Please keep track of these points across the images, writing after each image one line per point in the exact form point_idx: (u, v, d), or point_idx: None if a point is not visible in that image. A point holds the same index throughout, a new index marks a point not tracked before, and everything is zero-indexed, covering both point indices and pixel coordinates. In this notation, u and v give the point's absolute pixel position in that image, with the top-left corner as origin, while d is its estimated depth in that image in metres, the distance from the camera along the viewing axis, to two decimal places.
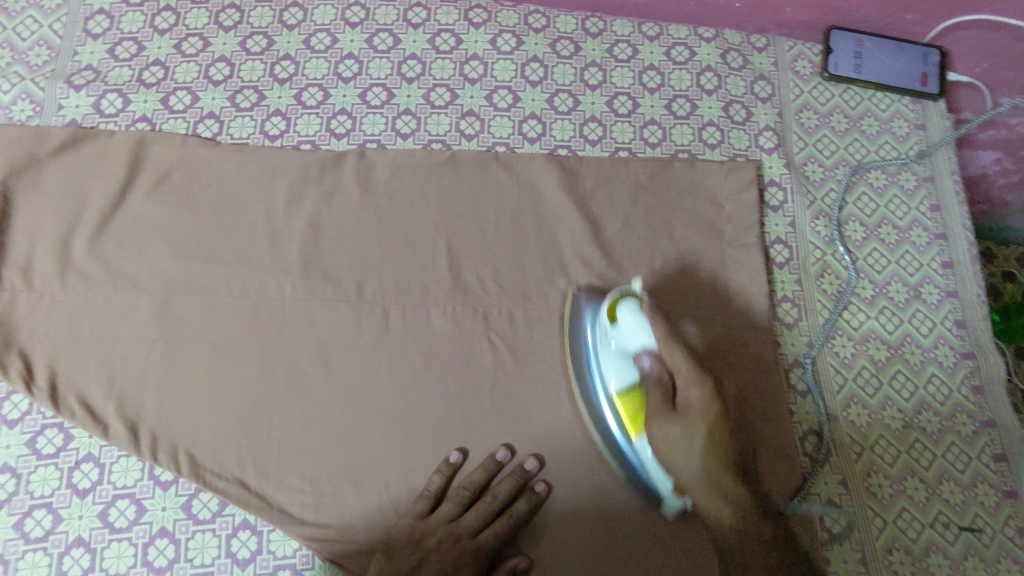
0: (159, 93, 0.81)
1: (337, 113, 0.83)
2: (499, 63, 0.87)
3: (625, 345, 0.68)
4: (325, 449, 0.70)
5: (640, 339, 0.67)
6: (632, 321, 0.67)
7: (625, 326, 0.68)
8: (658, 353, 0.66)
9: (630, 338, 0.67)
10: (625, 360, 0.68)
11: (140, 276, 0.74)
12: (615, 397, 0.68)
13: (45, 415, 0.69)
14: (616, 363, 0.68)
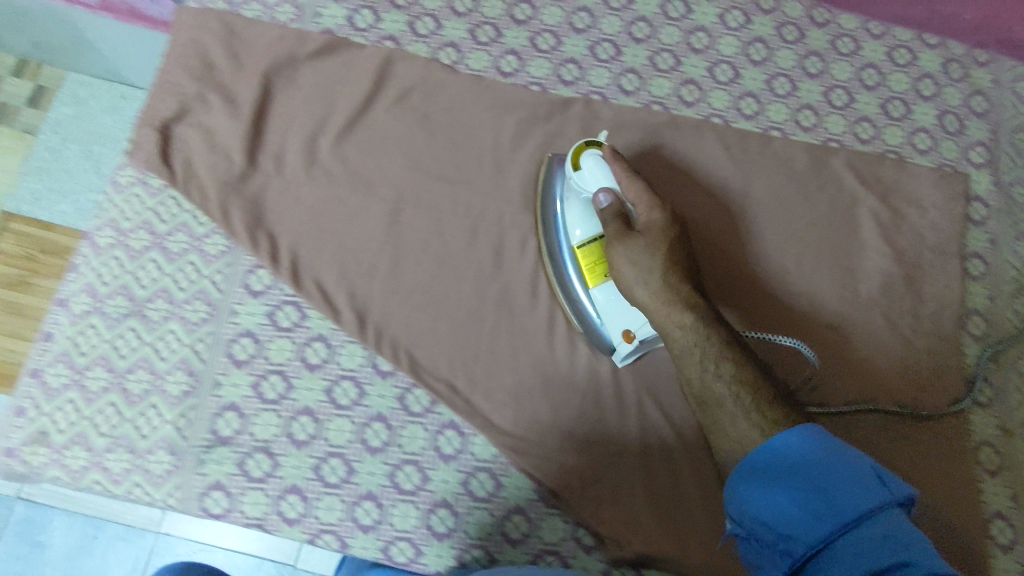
0: (407, 17, 0.85)
1: (567, 61, 0.86)
2: (726, 38, 0.88)
3: (587, 191, 0.73)
4: (528, 369, 0.75)
5: (597, 179, 0.72)
6: (594, 166, 0.72)
7: (586, 171, 0.72)
8: (615, 191, 0.72)
9: (588, 182, 0.72)
10: (590, 209, 0.74)
11: (376, 182, 0.79)
12: (578, 246, 0.74)
13: (284, 292, 0.75)
14: (581, 214, 0.74)
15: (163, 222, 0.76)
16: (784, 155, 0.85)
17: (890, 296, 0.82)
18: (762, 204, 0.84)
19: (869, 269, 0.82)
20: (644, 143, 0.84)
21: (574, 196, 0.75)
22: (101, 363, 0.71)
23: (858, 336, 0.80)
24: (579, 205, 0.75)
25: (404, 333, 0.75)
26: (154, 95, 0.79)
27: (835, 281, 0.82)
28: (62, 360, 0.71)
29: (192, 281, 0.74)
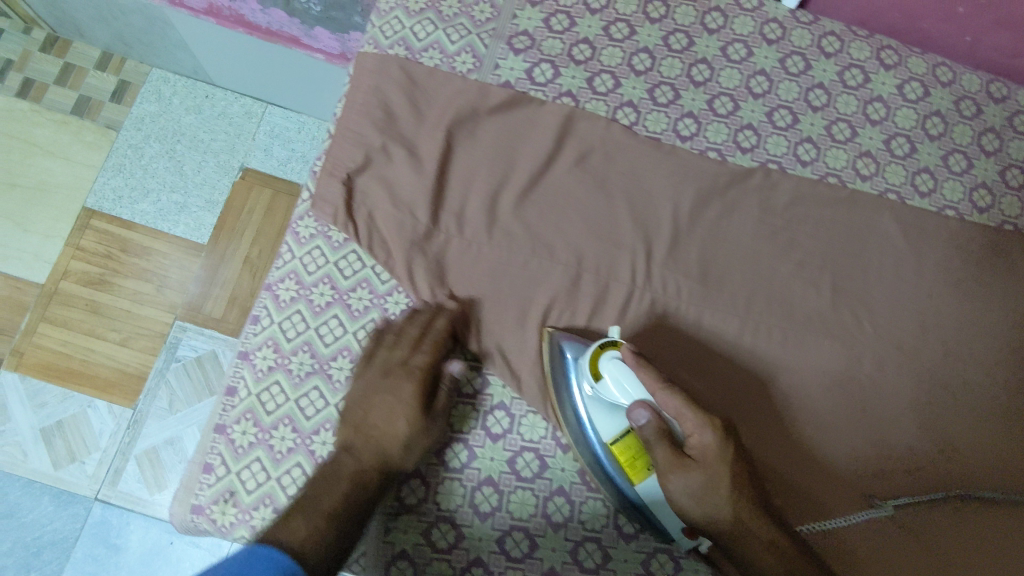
0: (587, 72, 0.83)
1: (745, 127, 0.84)
2: (903, 111, 0.86)
3: (613, 401, 0.67)
4: None
5: (630, 393, 0.65)
6: (615, 373, 0.66)
7: (607, 381, 0.66)
8: (654, 405, 0.65)
9: (613, 392, 0.66)
10: (614, 411, 0.68)
11: (556, 246, 0.78)
12: (611, 444, 0.67)
13: (467, 356, 0.75)
14: (605, 413, 0.68)
15: (345, 277, 0.75)
16: (958, 236, 0.84)
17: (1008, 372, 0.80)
18: (937, 285, 0.82)
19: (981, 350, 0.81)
20: (819, 217, 0.83)
21: (597, 416, 0.68)
22: (286, 422, 0.70)
23: (954, 420, 0.78)
24: (602, 406, 0.68)
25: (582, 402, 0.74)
26: (336, 143, 0.78)
27: (936, 366, 0.79)
28: (247, 417, 0.70)
29: (374, 340, 0.74)
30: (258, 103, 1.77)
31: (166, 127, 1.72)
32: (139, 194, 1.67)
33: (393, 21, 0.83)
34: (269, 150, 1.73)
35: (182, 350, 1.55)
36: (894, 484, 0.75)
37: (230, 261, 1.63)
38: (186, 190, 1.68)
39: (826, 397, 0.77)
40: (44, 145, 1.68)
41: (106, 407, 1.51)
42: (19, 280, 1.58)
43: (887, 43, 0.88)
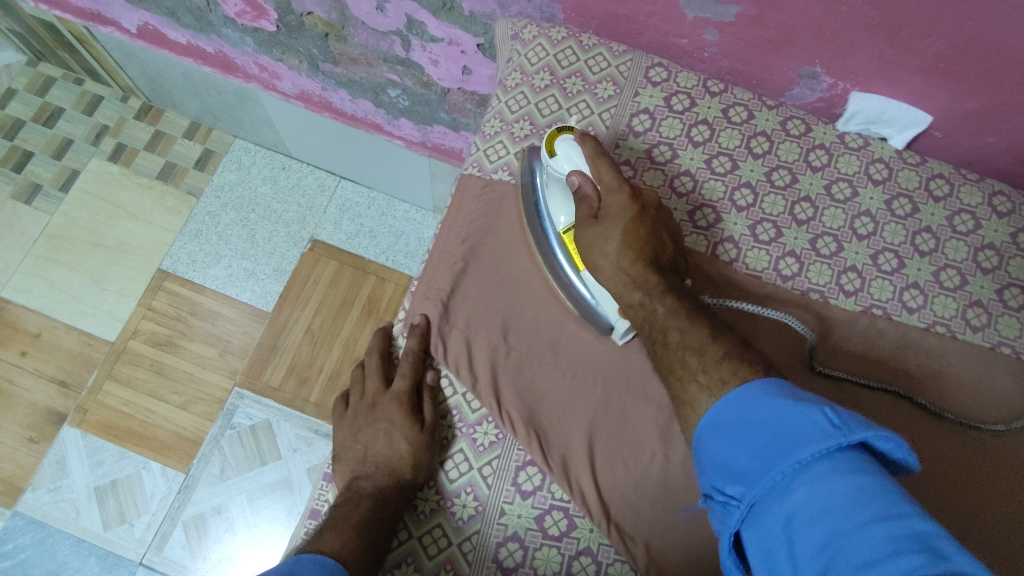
0: (687, 206, 0.83)
1: (848, 269, 0.82)
2: (1016, 260, 0.83)
3: (562, 173, 0.76)
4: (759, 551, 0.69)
5: (573, 163, 0.74)
6: (563, 148, 0.75)
7: (558, 154, 0.75)
8: (588, 174, 0.73)
9: (562, 165, 0.75)
10: (566, 197, 0.77)
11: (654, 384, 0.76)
12: (564, 233, 0.76)
13: (554, 495, 0.72)
14: (561, 200, 0.77)
15: (434, 403, 0.75)
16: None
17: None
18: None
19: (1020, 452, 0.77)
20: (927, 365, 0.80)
21: (553, 183, 0.77)
22: None
23: (972, 507, 0.73)
24: (558, 189, 0.77)
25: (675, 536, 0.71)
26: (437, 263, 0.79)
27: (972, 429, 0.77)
28: None
29: (461, 470, 0.73)
30: (332, 177, 1.82)
31: (243, 196, 1.78)
32: (212, 259, 1.71)
33: (498, 145, 0.85)
34: (339, 223, 1.77)
35: (238, 418, 1.55)
36: None
37: (292, 331, 1.64)
38: (256, 258, 1.72)
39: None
40: (127, 206, 1.74)
41: (159, 470, 1.51)
42: (91, 336, 1.60)
43: (999, 189, 0.86)
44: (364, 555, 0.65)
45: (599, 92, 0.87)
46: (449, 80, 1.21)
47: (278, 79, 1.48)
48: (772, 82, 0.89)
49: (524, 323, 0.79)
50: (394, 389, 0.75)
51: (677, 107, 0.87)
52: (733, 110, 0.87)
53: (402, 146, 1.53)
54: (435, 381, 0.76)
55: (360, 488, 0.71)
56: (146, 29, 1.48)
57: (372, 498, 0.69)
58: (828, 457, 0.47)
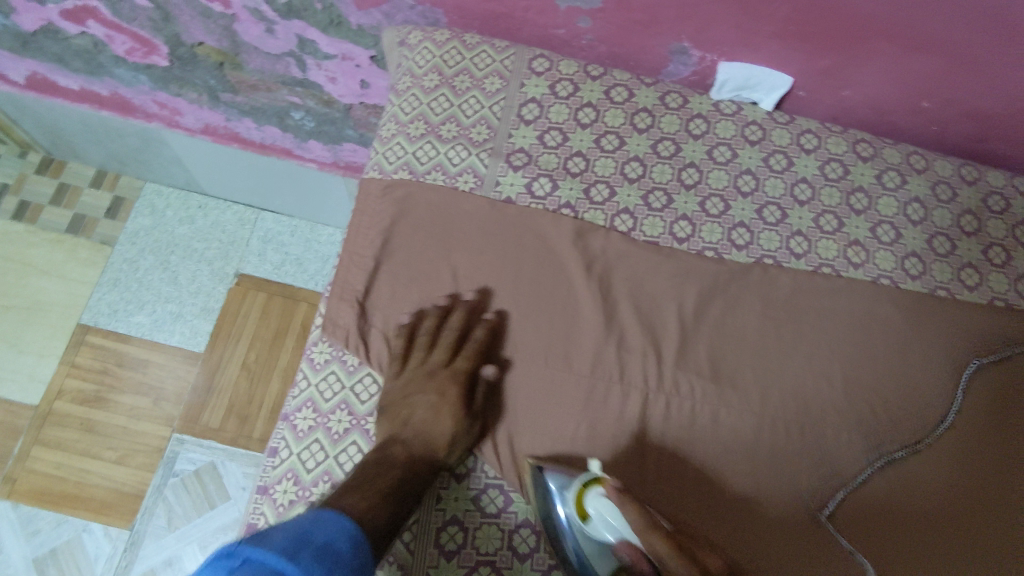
0: (583, 184, 0.87)
1: (737, 225, 0.87)
2: (884, 199, 0.91)
3: (604, 538, 0.68)
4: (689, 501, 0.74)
5: (614, 530, 0.66)
6: (600, 515, 0.67)
7: (595, 520, 0.67)
8: (628, 540, 0.66)
9: (601, 530, 0.67)
10: (604, 549, 0.68)
11: (570, 355, 0.79)
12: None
13: (488, 474, 0.75)
14: (597, 549, 0.68)
15: (362, 401, 0.75)
16: (965, 316, 0.86)
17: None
18: (934, 380, 0.83)
19: (933, 383, 0.83)
20: (825, 307, 0.85)
21: (589, 548, 0.68)
22: (290, 476, 0.71)
23: (893, 442, 0.80)
24: (593, 541, 0.68)
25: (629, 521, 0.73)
26: (347, 267, 0.80)
27: (888, 365, 0.84)
28: (289, 476, 0.71)
29: None
30: (251, 210, 1.80)
31: (161, 239, 1.74)
32: (134, 306, 1.66)
33: (395, 147, 0.87)
34: (262, 254, 1.75)
35: (180, 463, 1.51)
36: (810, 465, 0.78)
37: (227, 368, 1.61)
38: (181, 299, 1.68)
39: (842, 476, 0.78)
40: (37, 264, 1.67)
41: (101, 530, 1.45)
42: (12, 403, 1.53)
43: (861, 136, 0.94)
44: (384, 526, 0.62)
45: (487, 87, 0.90)
46: (350, 95, 1.23)
47: (180, 115, 1.47)
48: (648, 61, 0.95)
49: None
50: (456, 367, 0.76)
51: (563, 94, 0.91)
52: (615, 90, 0.92)
53: (315, 168, 1.53)
54: (492, 376, 0.75)
55: (393, 453, 0.69)
56: (34, 78, 1.44)
57: (306, 501, 0.70)
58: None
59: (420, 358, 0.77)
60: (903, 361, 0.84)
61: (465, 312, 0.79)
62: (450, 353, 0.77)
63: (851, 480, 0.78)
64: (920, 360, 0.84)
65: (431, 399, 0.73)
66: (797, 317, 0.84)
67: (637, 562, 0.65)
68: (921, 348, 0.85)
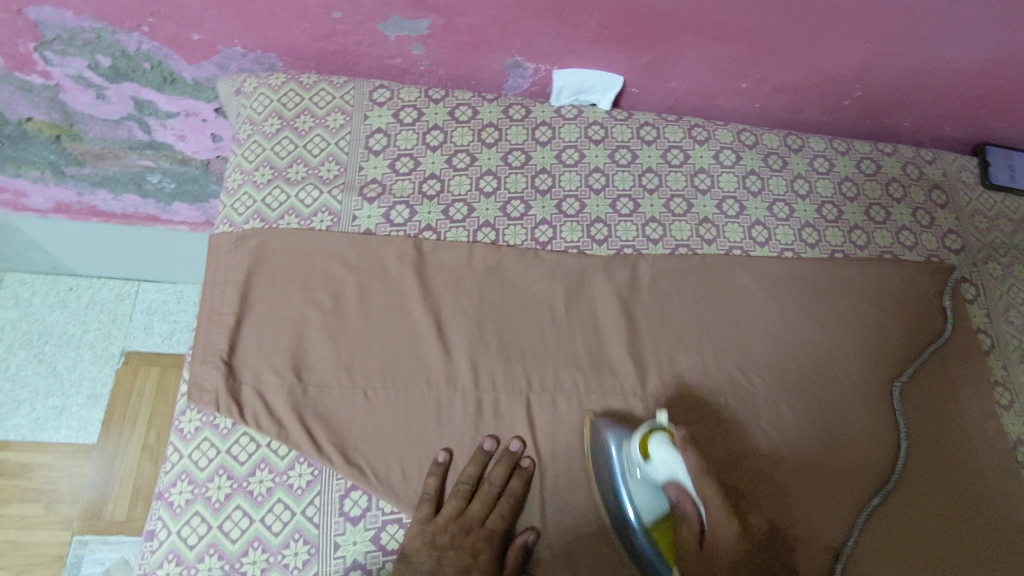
0: (440, 205, 0.88)
1: (595, 221, 0.91)
2: (724, 176, 0.97)
3: (657, 479, 0.73)
4: (595, 484, 0.76)
5: (671, 467, 0.71)
6: (665, 454, 0.72)
7: (659, 458, 0.72)
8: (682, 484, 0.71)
9: (659, 471, 0.72)
10: (654, 488, 0.74)
11: (452, 369, 0.79)
12: (654, 529, 0.72)
13: (385, 510, 0.72)
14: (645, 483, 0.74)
15: (240, 463, 0.72)
16: (830, 275, 0.93)
17: (911, 385, 0.89)
18: (798, 329, 0.90)
19: (807, 328, 0.90)
20: (703, 300, 0.89)
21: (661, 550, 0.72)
22: (170, 558, 0.67)
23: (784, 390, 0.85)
24: (648, 487, 0.74)
25: (563, 551, 0.72)
26: (206, 326, 0.77)
27: (768, 323, 0.89)
28: (170, 558, 0.67)
29: (282, 523, 0.70)
30: (129, 284, 1.70)
31: (30, 331, 1.61)
32: (9, 408, 1.53)
33: (243, 197, 0.85)
34: (149, 327, 1.66)
35: (87, 568, 1.38)
36: (709, 423, 0.82)
37: (126, 453, 1.49)
38: (63, 391, 1.56)
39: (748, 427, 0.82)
40: None
41: None
42: None
43: (695, 122, 1.00)
44: None
45: (330, 124, 0.90)
46: (204, 151, 1.20)
47: (25, 197, 1.37)
48: (487, 79, 0.98)
49: (315, 355, 0.77)
50: (491, 526, 0.71)
51: (408, 120, 0.92)
52: (459, 110, 0.94)
53: (188, 230, 1.48)
54: (533, 542, 0.71)
55: None
56: None
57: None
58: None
59: (336, 349, 0.78)
60: (775, 314, 0.90)
61: (507, 465, 0.74)
62: (368, 343, 0.79)
63: (770, 431, 0.82)
64: (789, 309, 0.90)
65: (465, 559, 0.69)
66: (668, 296, 0.89)
67: (681, 504, 0.71)
68: (809, 326, 0.90)
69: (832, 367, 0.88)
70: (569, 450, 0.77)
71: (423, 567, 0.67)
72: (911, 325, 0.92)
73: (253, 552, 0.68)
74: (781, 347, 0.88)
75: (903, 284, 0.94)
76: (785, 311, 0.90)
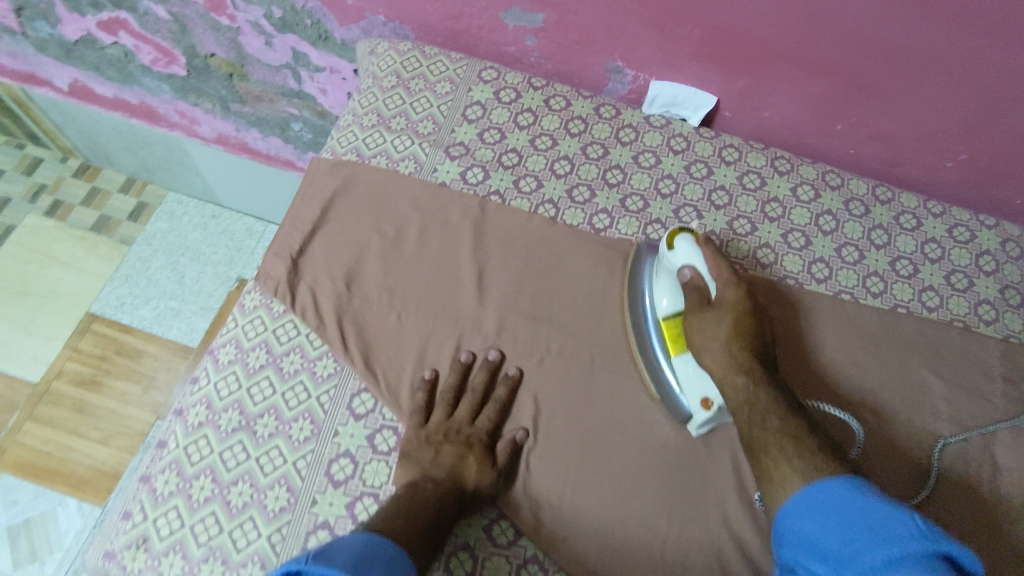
0: (513, 175, 0.96)
1: (653, 221, 0.94)
2: (798, 210, 0.97)
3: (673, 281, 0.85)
4: (581, 450, 0.79)
5: (690, 258, 0.84)
6: (687, 247, 0.84)
7: (681, 249, 0.84)
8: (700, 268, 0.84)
9: (680, 259, 0.84)
10: (674, 285, 0.85)
11: (481, 315, 0.85)
12: (665, 318, 0.84)
13: (385, 416, 0.80)
14: (669, 287, 0.85)
15: (281, 343, 0.83)
16: (883, 322, 0.91)
17: (941, 457, 0.84)
18: (834, 368, 0.88)
19: (842, 365, 0.89)
20: None
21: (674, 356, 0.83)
22: (202, 402, 0.79)
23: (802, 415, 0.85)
24: (665, 289, 0.85)
25: (535, 499, 0.76)
26: (287, 229, 0.89)
27: (803, 348, 0.89)
28: (202, 402, 0.79)
29: (298, 401, 0.80)
30: (259, 223, 1.94)
31: (174, 242, 1.87)
32: (140, 301, 1.78)
33: (349, 134, 0.98)
34: None
35: None
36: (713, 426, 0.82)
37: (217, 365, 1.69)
38: (183, 297, 1.79)
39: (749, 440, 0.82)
40: (58, 257, 1.80)
41: (76, 505, 1.50)
42: (15, 379, 1.63)
43: (781, 154, 1.01)
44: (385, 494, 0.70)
45: (438, 89, 1.01)
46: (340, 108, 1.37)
47: (197, 125, 1.62)
48: (588, 79, 1.06)
49: (367, 272, 0.88)
50: (478, 426, 0.79)
51: (505, 99, 1.01)
52: (554, 100, 1.02)
53: None
54: (522, 439, 0.79)
55: None
56: (75, 86, 1.63)
57: (218, 421, 0.78)
58: (899, 562, 0.52)
59: (387, 273, 0.88)
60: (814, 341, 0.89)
61: (489, 371, 0.82)
62: (415, 274, 0.88)
63: None
64: (829, 341, 0.89)
65: (460, 450, 0.76)
66: None
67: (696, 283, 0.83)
68: (842, 371, 0.88)
69: (858, 414, 0.86)
70: (568, 414, 0.81)
71: (423, 457, 0.75)
72: (956, 393, 0.88)
73: (268, 416, 0.79)
74: (807, 385, 0.86)
75: (964, 352, 0.90)
76: (822, 349, 0.89)
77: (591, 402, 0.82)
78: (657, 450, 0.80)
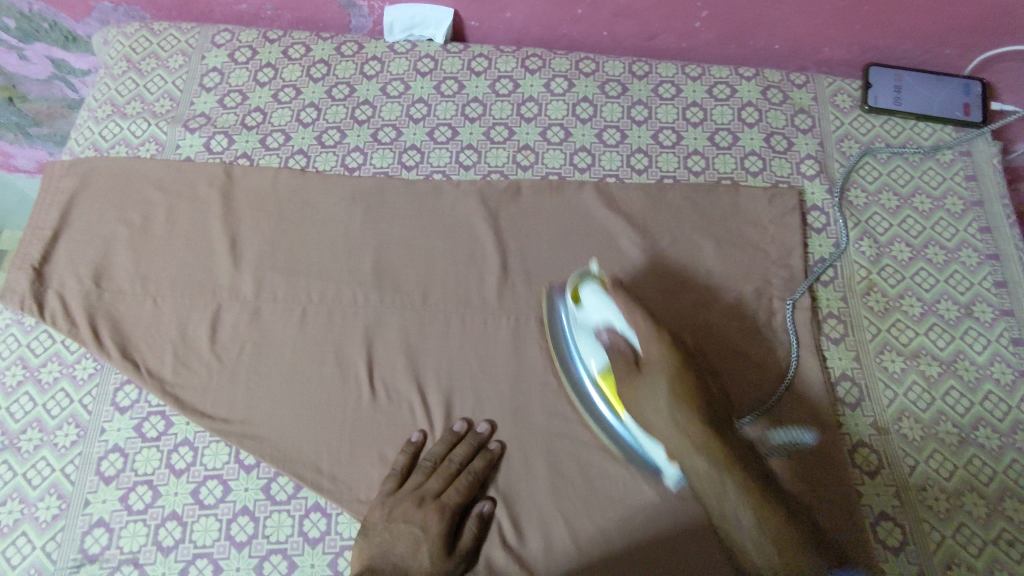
0: (258, 135, 0.93)
1: (408, 148, 0.93)
2: (553, 104, 0.95)
3: (592, 325, 0.75)
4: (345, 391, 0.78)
5: (600, 303, 0.74)
6: (593, 300, 0.75)
7: (588, 304, 0.75)
8: (613, 322, 0.74)
9: (592, 314, 0.75)
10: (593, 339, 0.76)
11: (237, 283, 0.84)
12: (599, 376, 0.75)
13: (151, 404, 0.78)
14: (592, 345, 0.76)
15: (36, 355, 0.81)
16: (648, 196, 0.89)
17: (713, 314, 0.83)
18: (606, 253, 0.87)
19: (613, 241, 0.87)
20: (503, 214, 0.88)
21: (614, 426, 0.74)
22: None
23: None
24: (586, 332, 0.77)
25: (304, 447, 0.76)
26: (28, 241, 0.86)
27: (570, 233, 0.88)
28: None
29: (59, 409, 0.78)
30: None
31: None
32: None
33: (85, 131, 0.95)
34: None
35: None
36: (482, 333, 0.82)
37: None
38: None
39: (518, 342, 0.82)
40: None
41: None
42: None
43: (532, 53, 0.99)
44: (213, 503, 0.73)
45: (171, 65, 0.98)
46: None
47: (12, 158, 1.51)
48: (331, 21, 1.03)
49: (116, 265, 0.85)
50: (445, 499, 0.72)
51: (242, 60, 0.98)
52: (292, 49, 0.99)
53: None
54: (489, 512, 0.73)
55: None
56: None
57: None
58: None
59: (137, 262, 0.85)
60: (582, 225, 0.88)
61: (473, 444, 0.75)
62: (166, 256, 0.85)
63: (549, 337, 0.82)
64: (597, 222, 0.88)
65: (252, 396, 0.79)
66: (468, 209, 0.88)
67: (614, 340, 0.73)
68: (615, 250, 0.87)
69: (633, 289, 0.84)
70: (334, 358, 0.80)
71: (378, 540, 0.70)
72: (729, 246, 0.87)
73: (31, 430, 0.77)
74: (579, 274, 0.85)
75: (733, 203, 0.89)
76: (591, 233, 0.87)
77: (359, 339, 0.81)
78: (428, 373, 0.80)
